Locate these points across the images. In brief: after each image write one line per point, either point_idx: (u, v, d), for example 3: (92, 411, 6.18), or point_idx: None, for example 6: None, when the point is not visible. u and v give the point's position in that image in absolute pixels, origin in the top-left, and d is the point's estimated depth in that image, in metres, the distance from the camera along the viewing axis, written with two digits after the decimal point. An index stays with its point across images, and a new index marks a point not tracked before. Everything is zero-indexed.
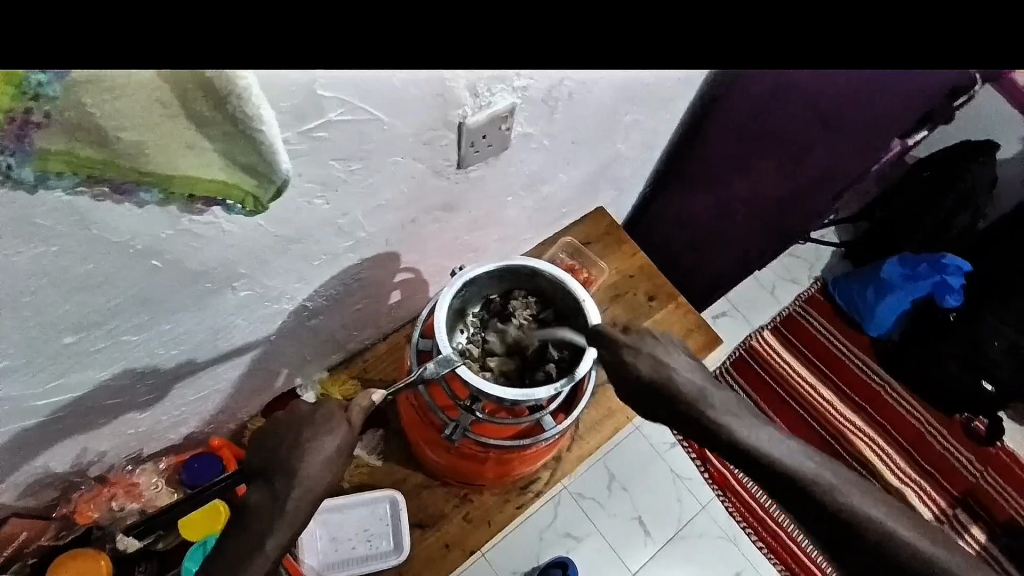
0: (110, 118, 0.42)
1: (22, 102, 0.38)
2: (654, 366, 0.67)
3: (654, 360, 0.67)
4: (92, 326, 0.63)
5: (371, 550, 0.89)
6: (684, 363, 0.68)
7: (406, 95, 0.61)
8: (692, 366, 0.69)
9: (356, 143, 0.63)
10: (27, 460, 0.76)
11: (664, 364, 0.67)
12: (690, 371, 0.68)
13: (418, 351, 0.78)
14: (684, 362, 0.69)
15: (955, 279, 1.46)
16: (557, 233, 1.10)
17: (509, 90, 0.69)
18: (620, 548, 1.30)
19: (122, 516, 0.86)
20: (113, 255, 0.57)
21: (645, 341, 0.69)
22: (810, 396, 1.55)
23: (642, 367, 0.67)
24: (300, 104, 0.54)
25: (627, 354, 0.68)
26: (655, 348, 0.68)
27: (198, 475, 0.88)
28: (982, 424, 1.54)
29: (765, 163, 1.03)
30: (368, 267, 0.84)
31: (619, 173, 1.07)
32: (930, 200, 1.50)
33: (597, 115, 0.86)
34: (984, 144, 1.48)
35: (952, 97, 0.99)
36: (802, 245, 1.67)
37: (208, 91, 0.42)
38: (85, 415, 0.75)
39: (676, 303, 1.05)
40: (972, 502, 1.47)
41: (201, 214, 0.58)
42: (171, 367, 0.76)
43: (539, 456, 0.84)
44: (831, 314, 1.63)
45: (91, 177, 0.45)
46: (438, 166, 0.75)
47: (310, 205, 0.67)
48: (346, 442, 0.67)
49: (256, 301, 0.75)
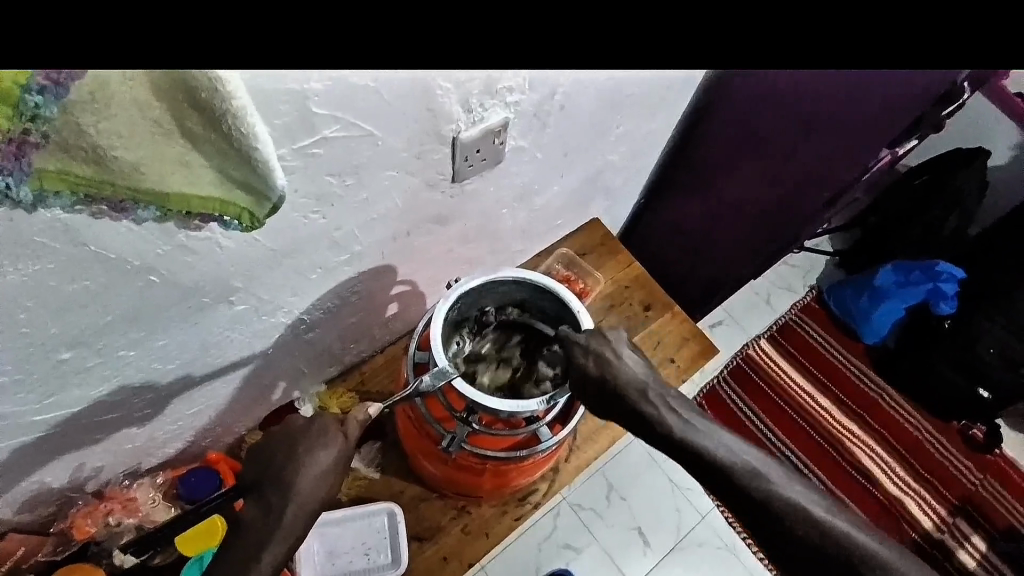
0: (106, 137, 0.42)
1: (18, 123, 0.38)
2: (600, 363, 0.69)
3: (603, 356, 0.69)
4: (89, 342, 0.63)
5: (369, 563, 0.88)
6: (632, 357, 0.69)
7: (399, 110, 0.62)
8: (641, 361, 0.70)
9: (350, 158, 0.64)
10: (23, 477, 0.76)
11: (612, 360, 0.69)
12: (638, 365, 0.69)
13: (414, 363, 0.79)
14: (633, 357, 0.70)
15: (948, 286, 1.46)
16: (552, 244, 1.11)
17: (501, 104, 0.71)
18: (619, 559, 1.29)
19: (118, 532, 0.86)
20: (109, 271, 0.58)
21: (596, 338, 0.71)
22: (807, 404, 1.55)
23: (588, 364, 0.69)
24: (294, 121, 0.55)
25: (577, 352, 0.71)
26: (604, 345, 0.70)
27: (194, 490, 0.88)
28: (980, 431, 1.54)
29: (756, 173, 1.04)
30: (363, 280, 0.85)
31: (612, 185, 1.08)
32: (922, 208, 1.52)
33: (589, 128, 0.87)
34: (973, 152, 1.50)
35: (941, 105, 1.00)
36: (797, 254, 1.68)
37: (201, 108, 0.42)
38: (81, 430, 0.75)
39: (672, 313, 1.05)
40: (972, 509, 1.46)
41: (197, 230, 0.58)
42: (167, 381, 0.76)
43: (536, 467, 0.84)
44: (826, 322, 1.63)
45: (87, 195, 0.46)
46: (432, 179, 0.76)
47: (305, 220, 0.67)
48: (342, 456, 0.67)
49: (252, 315, 0.76)
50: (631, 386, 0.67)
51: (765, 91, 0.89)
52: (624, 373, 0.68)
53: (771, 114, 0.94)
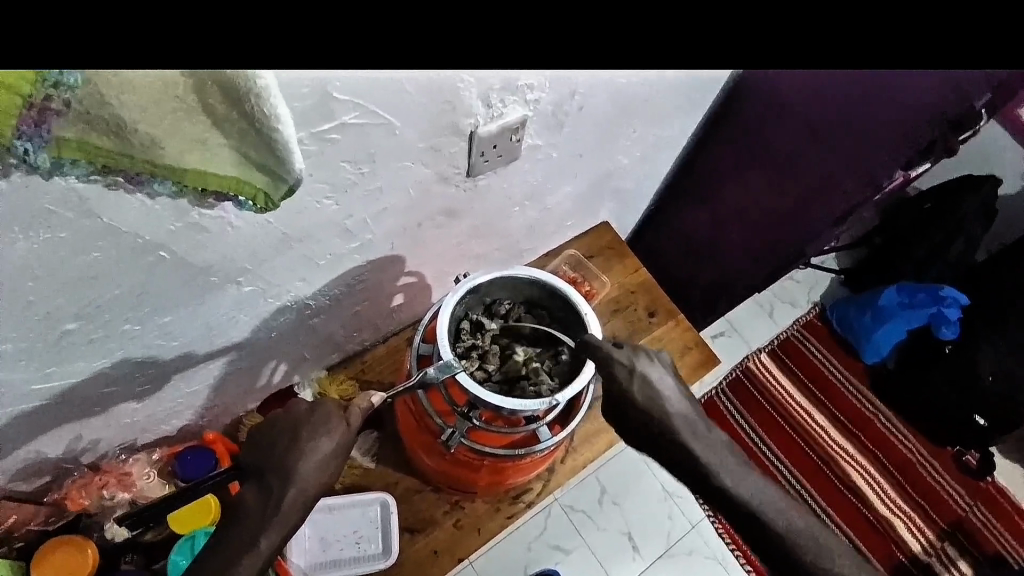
0: (126, 109, 0.42)
1: (40, 90, 0.37)
2: (647, 390, 0.67)
3: (648, 382, 0.68)
4: (94, 315, 0.63)
5: (360, 552, 0.88)
6: (673, 387, 0.69)
7: (419, 101, 0.62)
8: (681, 389, 0.69)
9: (366, 146, 0.64)
10: (19, 446, 0.76)
11: (657, 388, 0.68)
12: (678, 393, 0.69)
13: (419, 355, 0.78)
14: (672, 384, 0.69)
15: (951, 311, 1.46)
16: (560, 245, 1.11)
17: (520, 101, 0.71)
18: (607, 562, 1.30)
19: (111, 506, 0.86)
20: (120, 245, 0.57)
21: (642, 363, 0.69)
22: (804, 421, 1.55)
23: (635, 390, 0.67)
24: (314, 105, 0.55)
25: (621, 376, 0.68)
26: (650, 370, 0.69)
27: (192, 469, 0.88)
28: (974, 457, 1.54)
29: (767, 185, 1.04)
30: (370, 270, 0.85)
31: (623, 189, 1.08)
32: (929, 231, 1.52)
33: (604, 131, 0.87)
34: (982, 179, 1.50)
35: (954, 130, 1.00)
36: (802, 270, 1.68)
37: (226, 85, 0.42)
38: (79, 403, 0.75)
39: (676, 320, 1.05)
40: (960, 535, 1.46)
41: (210, 208, 0.58)
42: (170, 358, 0.76)
43: (533, 466, 0.84)
44: (828, 339, 1.63)
45: (103, 167, 0.46)
46: (446, 172, 0.75)
47: (318, 205, 0.67)
48: (341, 443, 0.67)
49: (258, 297, 0.75)
50: (674, 415, 0.67)
51: (781, 100, 0.90)
52: (667, 403, 0.67)
53: (786, 128, 0.94)
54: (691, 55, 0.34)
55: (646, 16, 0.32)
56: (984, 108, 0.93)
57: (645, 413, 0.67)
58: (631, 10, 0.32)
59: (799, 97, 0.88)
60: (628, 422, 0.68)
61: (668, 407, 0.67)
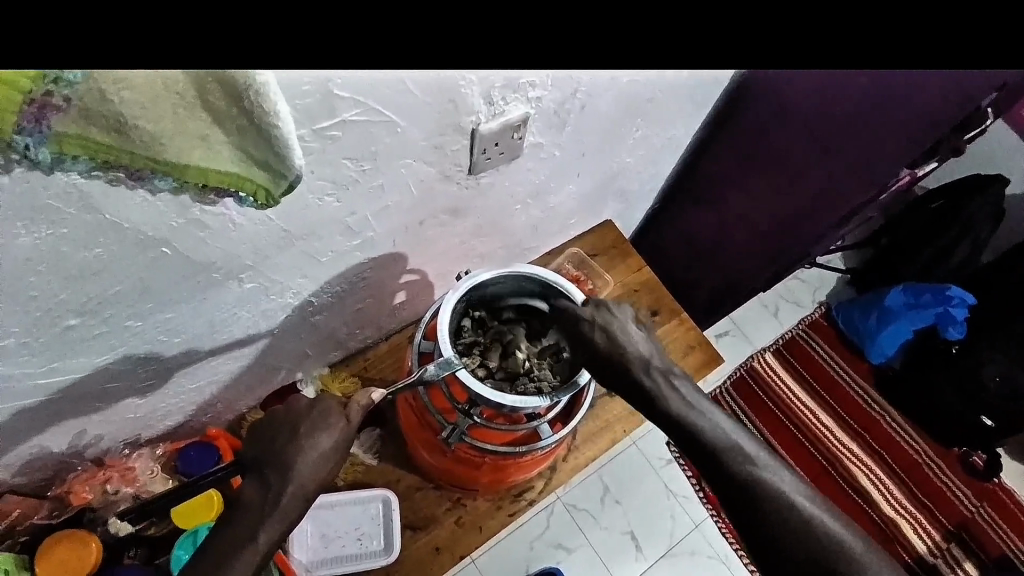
0: (127, 106, 0.42)
1: (41, 85, 0.38)
2: (608, 336, 0.69)
3: (609, 330, 0.70)
4: (96, 310, 0.64)
5: (361, 548, 0.88)
6: (637, 333, 0.70)
7: (420, 99, 0.62)
8: (645, 335, 0.71)
9: (367, 144, 0.64)
10: (24, 440, 0.77)
11: (619, 334, 0.70)
12: (642, 340, 0.70)
13: (419, 352, 0.79)
14: (637, 332, 0.71)
15: (958, 311, 1.44)
16: (563, 244, 1.11)
17: (522, 99, 0.70)
18: (610, 562, 1.29)
19: (115, 501, 0.86)
20: (123, 240, 0.58)
21: (602, 314, 0.71)
22: (809, 421, 1.54)
23: (596, 336, 0.70)
24: (315, 102, 0.55)
25: (583, 325, 0.71)
26: (610, 319, 0.71)
27: (194, 464, 0.88)
28: (980, 459, 1.52)
29: (772, 184, 1.04)
30: (372, 268, 0.85)
31: (626, 188, 1.07)
32: (937, 230, 1.50)
33: (608, 129, 0.87)
34: (993, 178, 1.48)
35: (963, 130, 0.99)
36: (807, 269, 1.67)
37: (225, 83, 0.42)
38: (83, 397, 0.75)
39: (679, 319, 1.05)
40: (967, 537, 1.45)
41: (212, 205, 0.59)
42: (173, 355, 0.77)
43: (534, 464, 0.84)
44: (833, 339, 1.62)
45: (104, 163, 0.46)
46: (448, 170, 0.75)
47: (320, 203, 0.67)
48: (342, 439, 0.67)
49: (261, 294, 0.76)
50: (634, 358, 0.68)
51: (787, 96, 0.89)
52: (630, 348, 0.69)
53: (791, 126, 0.94)
54: (686, 53, 0.34)
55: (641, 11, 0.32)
56: (992, 107, 0.92)
57: (605, 357, 0.69)
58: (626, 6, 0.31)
59: (805, 95, 0.87)
60: (593, 369, 0.70)
61: (630, 350, 0.69)
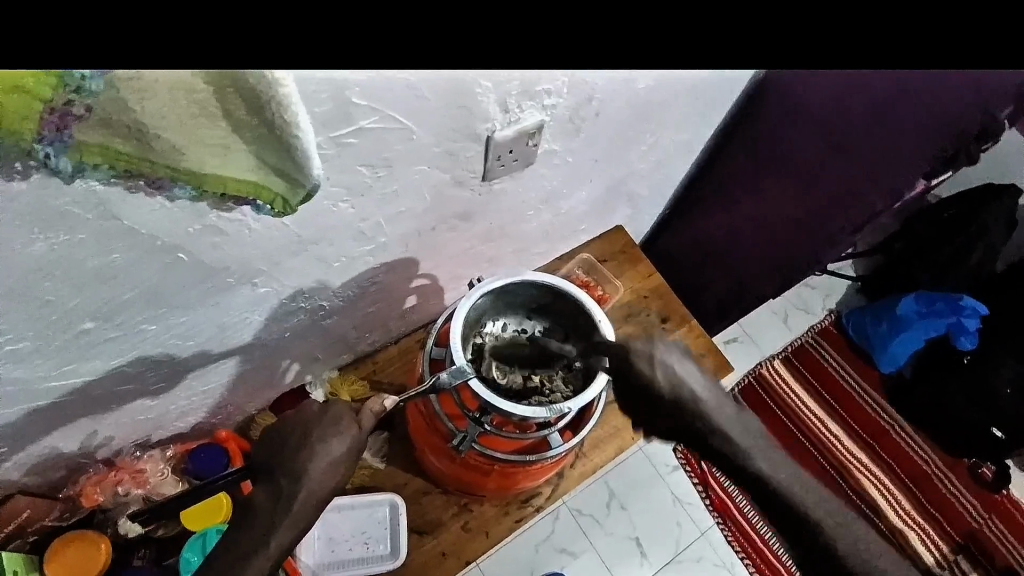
0: (148, 116, 0.42)
1: (62, 94, 0.38)
2: (668, 378, 0.65)
3: (670, 368, 0.66)
4: (111, 314, 0.64)
5: (368, 552, 0.89)
6: (696, 370, 0.67)
7: (436, 106, 0.62)
8: (701, 368, 0.68)
9: (383, 150, 0.64)
10: (35, 440, 0.77)
11: (679, 373, 0.66)
12: (698, 375, 0.67)
13: (430, 359, 0.78)
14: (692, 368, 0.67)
15: (970, 321, 1.43)
16: (574, 248, 1.11)
17: (537, 106, 0.70)
18: (615, 567, 1.29)
19: (125, 502, 0.87)
20: (139, 245, 0.58)
21: (660, 348, 0.67)
22: (816, 428, 1.53)
23: (658, 377, 0.66)
24: (334, 109, 0.55)
25: (642, 365, 0.66)
26: (670, 355, 0.67)
27: (204, 466, 0.89)
28: (989, 470, 1.51)
29: (786, 191, 1.03)
30: (384, 272, 0.85)
31: (638, 194, 1.07)
32: (949, 239, 1.49)
33: (622, 135, 0.86)
34: (1006, 187, 1.47)
35: (978, 141, 0.99)
36: (818, 276, 1.66)
37: (246, 93, 0.42)
38: (95, 399, 0.75)
39: (688, 327, 1.05)
40: (974, 548, 1.44)
41: (228, 211, 0.59)
42: (185, 357, 0.77)
43: (543, 472, 0.84)
44: (841, 346, 1.61)
45: (125, 171, 0.46)
46: (462, 176, 0.75)
47: (334, 208, 0.67)
48: (353, 446, 0.67)
49: (273, 298, 0.76)
50: (698, 398, 0.66)
51: (803, 102, 0.88)
52: (688, 387, 0.66)
53: (805, 135, 0.93)
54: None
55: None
56: (1008, 120, 0.91)
57: (669, 399, 0.66)
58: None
59: (821, 102, 0.87)
60: (653, 410, 0.67)
61: (693, 390, 0.66)
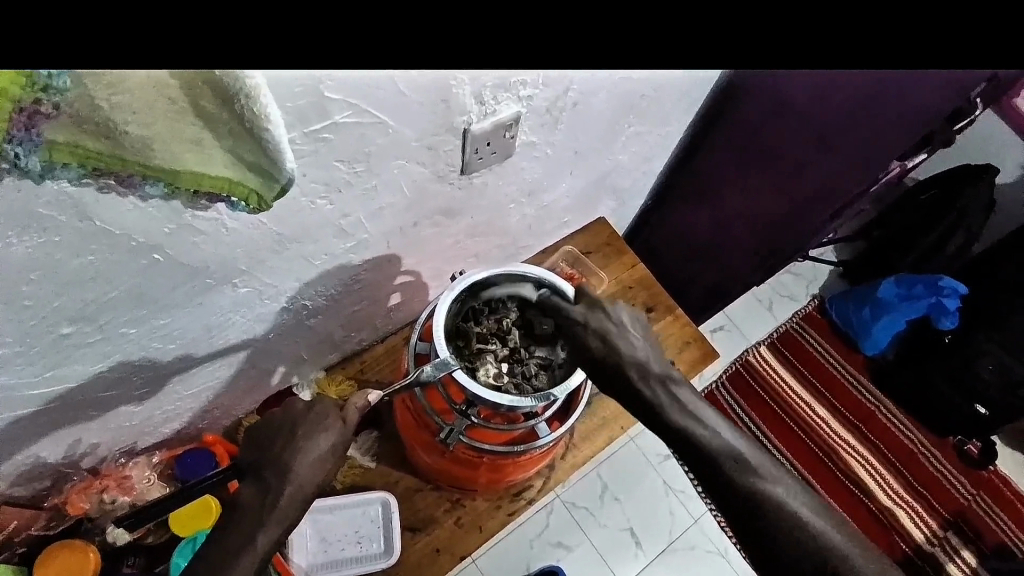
0: (118, 112, 0.42)
1: (30, 93, 0.37)
2: (603, 339, 0.71)
3: (607, 336, 0.71)
4: (90, 318, 0.63)
5: (361, 551, 0.88)
6: (637, 339, 0.71)
7: (412, 101, 0.62)
8: (643, 340, 0.72)
9: (361, 146, 0.64)
10: (18, 450, 0.76)
11: (617, 340, 0.71)
12: (642, 346, 0.71)
13: (416, 354, 0.79)
14: (638, 337, 0.72)
15: (951, 301, 1.44)
16: (557, 241, 1.11)
17: (514, 98, 0.70)
18: (610, 558, 1.30)
19: (112, 509, 0.86)
20: (114, 247, 0.57)
21: (597, 318, 0.73)
22: (805, 413, 1.55)
23: (591, 341, 0.71)
24: (307, 104, 0.54)
25: (580, 330, 0.73)
26: (609, 325, 0.72)
27: (191, 471, 0.88)
28: (975, 447, 1.54)
29: (763, 179, 1.04)
30: (367, 269, 0.85)
31: (619, 185, 1.08)
32: (927, 221, 1.52)
33: (601, 126, 0.87)
34: (981, 169, 1.50)
35: (952, 120, 0.99)
36: (800, 263, 1.68)
37: (216, 87, 0.42)
38: (78, 406, 0.74)
39: (673, 315, 1.05)
40: (964, 525, 1.46)
41: (204, 210, 0.58)
42: (168, 361, 0.76)
43: (533, 463, 0.84)
44: (827, 332, 1.63)
45: (96, 169, 0.46)
46: (441, 171, 0.75)
47: (313, 205, 0.67)
48: (340, 441, 0.67)
49: (256, 298, 0.76)
50: (633, 364, 0.69)
51: (776, 93, 0.89)
52: (626, 351, 0.70)
53: (781, 123, 0.94)
54: (687, 55, 0.33)
55: (647, 16, 0.31)
56: (981, 99, 0.93)
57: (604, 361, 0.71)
58: (636, 11, 0.31)
59: (792, 91, 0.87)
60: (596, 375, 0.71)
61: (629, 356, 0.70)
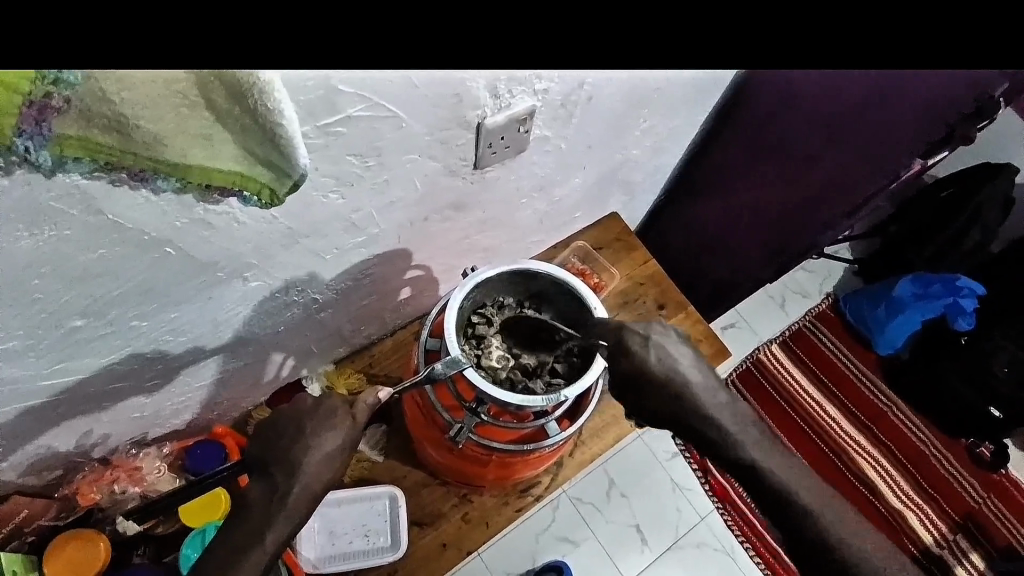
0: (128, 106, 0.41)
1: (40, 87, 0.37)
2: (662, 360, 0.66)
3: (664, 354, 0.66)
4: (101, 311, 0.63)
5: (368, 545, 0.88)
6: (691, 362, 0.67)
7: (425, 95, 0.61)
8: (699, 364, 0.68)
9: (372, 140, 0.63)
10: (29, 441, 0.76)
11: (673, 360, 0.66)
12: (697, 370, 0.67)
13: (426, 350, 0.78)
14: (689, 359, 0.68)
15: (968, 302, 1.43)
16: (569, 236, 1.10)
17: (528, 92, 0.69)
18: (615, 555, 1.30)
19: (122, 500, 0.86)
20: (125, 241, 0.57)
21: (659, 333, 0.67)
22: (814, 412, 1.54)
23: (650, 359, 0.66)
24: (319, 97, 0.53)
25: (636, 344, 0.67)
26: (666, 342, 0.67)
27: (200, 462, 0.89)
28: (987, 449, 1.52)
29: (779, 176, 1.02)
30: (377, 263, 0.84)
31: (632, 180, 1.06)
32: (944, 220, 1.49)
33: (616, 120, 0.85)
34: (1002, 167, 1.47)
35: (974, 119, 0.97)
36: (814, 259, 1.65)
37: (229, 82, 0.41)
38: (88, 397, 0.75)
39: (685, 313, 1.04)
40: (973, 528, 1.45)
41: (215, 204, 0.58)
42: (177, 354, 0.76)
43: (541, 460, 0.83)
44: (839, 330, 1.61)
45: (107, 163, 0.45)
46: (453, 165, 0.74)
47: (323, 199, 0.66)
48: (348, 438, 0.67)
49: (265, 292, 0.75)
50: (692, 388, 0.66)
51: (796, 91, 0.87)
52: (685, 377, 0.66)
53: (800, 119, 0.92)
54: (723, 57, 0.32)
55: (667, 13, 0.30)
56: (1007, 96, 0.90)
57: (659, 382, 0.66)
58: (655, 9, 0.30)
59: (812, 89, 0.85)
60: (630, 392, 0.68)
61: (683, 379, 0.66)
